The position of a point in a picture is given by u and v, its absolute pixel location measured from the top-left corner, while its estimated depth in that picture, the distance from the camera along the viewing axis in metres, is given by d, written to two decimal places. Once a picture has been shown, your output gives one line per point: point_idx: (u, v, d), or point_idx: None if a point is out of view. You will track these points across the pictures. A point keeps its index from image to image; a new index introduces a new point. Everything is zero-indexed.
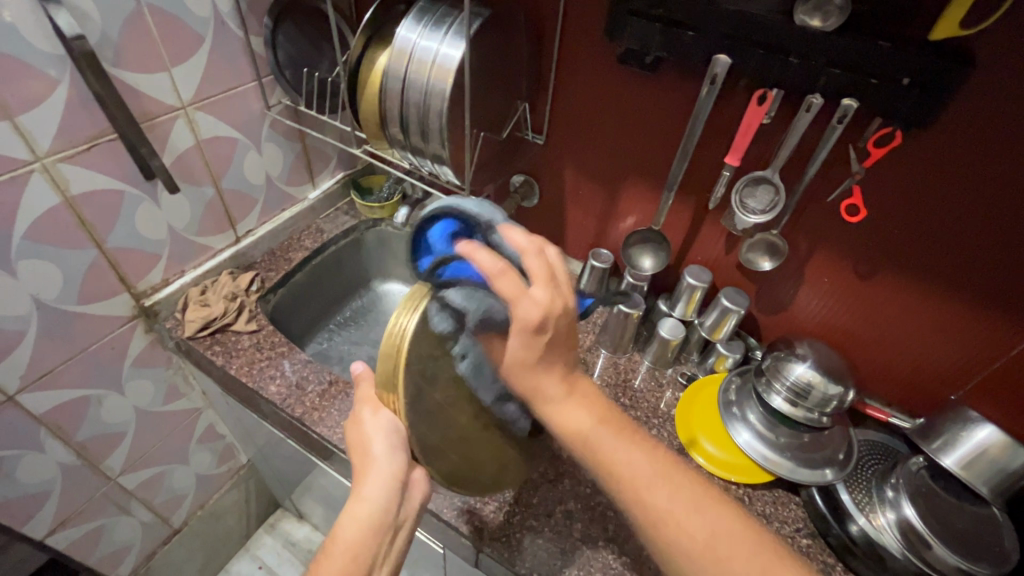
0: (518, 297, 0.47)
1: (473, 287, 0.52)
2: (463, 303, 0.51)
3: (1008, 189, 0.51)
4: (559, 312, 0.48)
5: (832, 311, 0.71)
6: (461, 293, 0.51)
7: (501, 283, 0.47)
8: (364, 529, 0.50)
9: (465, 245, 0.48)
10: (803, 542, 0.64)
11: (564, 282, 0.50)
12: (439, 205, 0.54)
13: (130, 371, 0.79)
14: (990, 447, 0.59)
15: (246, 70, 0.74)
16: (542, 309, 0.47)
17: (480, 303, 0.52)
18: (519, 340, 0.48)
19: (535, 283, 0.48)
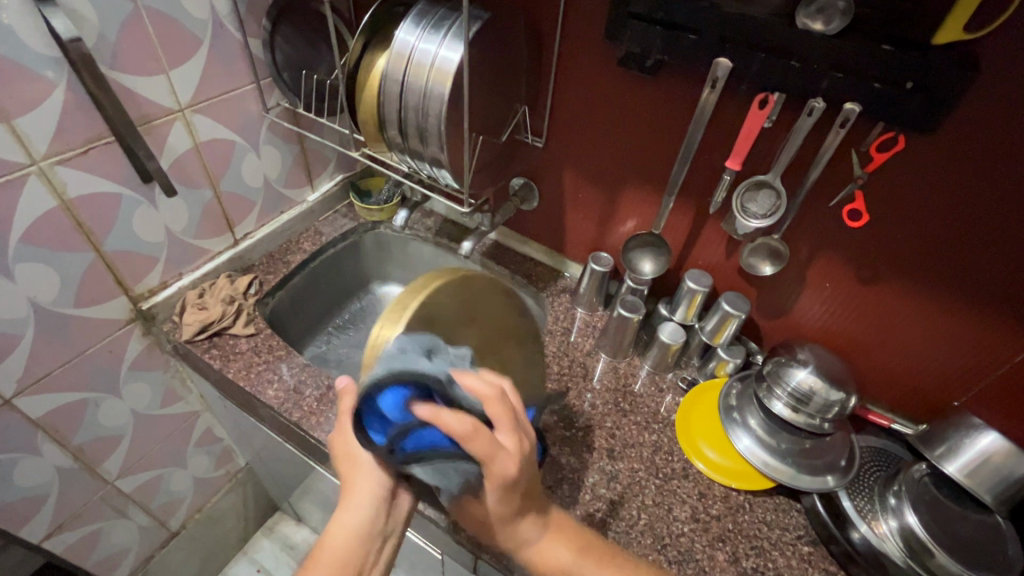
0: (493, 455, 0.45)
1: (460, 462, 0.48)
2: (438, 481, 0.48)
3: (1016, 194, 0.50)
4: (526, 457, 0.48)
5: (833, 316, 0.70)
6: (438, 471, 0.48)
7: (477, 443, 0.44)
8: (354, 539, 0.49)
9: (426, 409, 0.43)
10: (805, 549, 0.64)
11: (523, 420, 0.50)
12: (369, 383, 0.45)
13: (127, 374, 0.78)
14: (992, 455, 0.59)
15: (244, 72, 0.74)
16: (516, 466, 0.46)
17: (444, 478, 0.48)
18: (496, 498, 0.48)
19: (500, 426, 0.47)
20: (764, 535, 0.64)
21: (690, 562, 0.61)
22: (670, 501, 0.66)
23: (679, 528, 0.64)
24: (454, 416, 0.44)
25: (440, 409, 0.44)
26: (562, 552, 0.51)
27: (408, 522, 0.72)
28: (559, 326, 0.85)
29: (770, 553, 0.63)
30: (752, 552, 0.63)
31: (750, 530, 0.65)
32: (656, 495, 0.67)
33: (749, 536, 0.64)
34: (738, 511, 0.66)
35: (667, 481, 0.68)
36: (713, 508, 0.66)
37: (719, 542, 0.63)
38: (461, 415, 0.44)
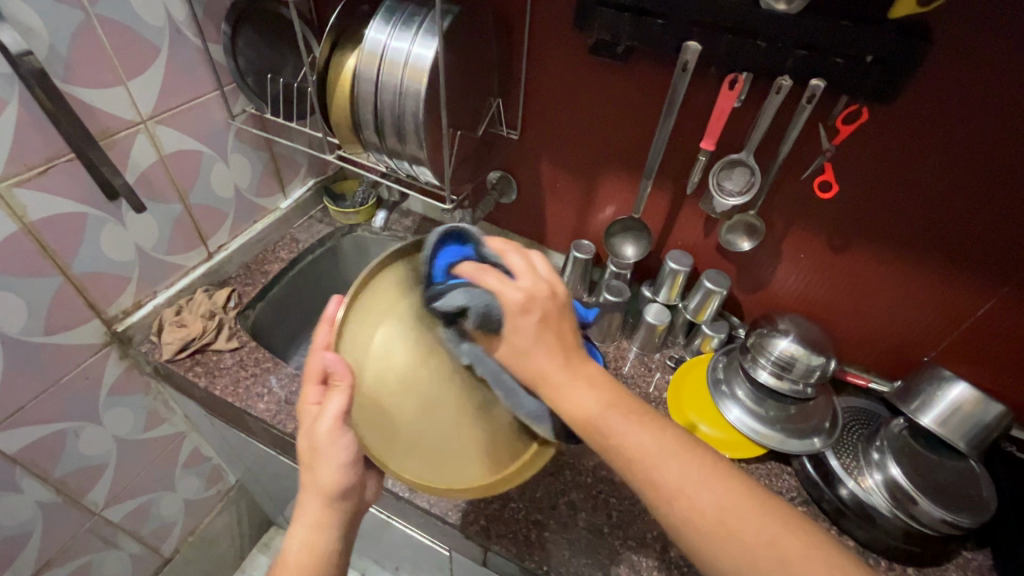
0: (522, 273, 0.45)
1: (476, 288, 0.43)
2: (464, 304, 0.42)
3: (978, 157, 0.53)
4: (550, 300, 0.45)
5: (807, 285, 0.73)
6: (456, 292, 0.43)
7: (508, 257, 0.47)
8: (309, 553, 0.48)
9: (472, 266, 0.44)
10: (799, 510, 0.67)
11: (546, 273, 0.47)
12: (444, 228, 0.46)
13: (107, 400, 0.75)
14: (962, 403, 0.63)
15: (206, 79, 0.71)
16: (524, 296, 0.43)
17: (476, 302, 0.42)
18: (529, 321, 0.43)
19: (521, 276, 0.45)
20: None
21: None
22: None
23: None
24: (515, 258, 0.47)
25: (501, 250, 0.48)
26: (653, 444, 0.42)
27: (412, 522, 0.72)
28: None
29: None
30: None
31: None
32: None
33: None
34: None
35: None
36: None
37: None
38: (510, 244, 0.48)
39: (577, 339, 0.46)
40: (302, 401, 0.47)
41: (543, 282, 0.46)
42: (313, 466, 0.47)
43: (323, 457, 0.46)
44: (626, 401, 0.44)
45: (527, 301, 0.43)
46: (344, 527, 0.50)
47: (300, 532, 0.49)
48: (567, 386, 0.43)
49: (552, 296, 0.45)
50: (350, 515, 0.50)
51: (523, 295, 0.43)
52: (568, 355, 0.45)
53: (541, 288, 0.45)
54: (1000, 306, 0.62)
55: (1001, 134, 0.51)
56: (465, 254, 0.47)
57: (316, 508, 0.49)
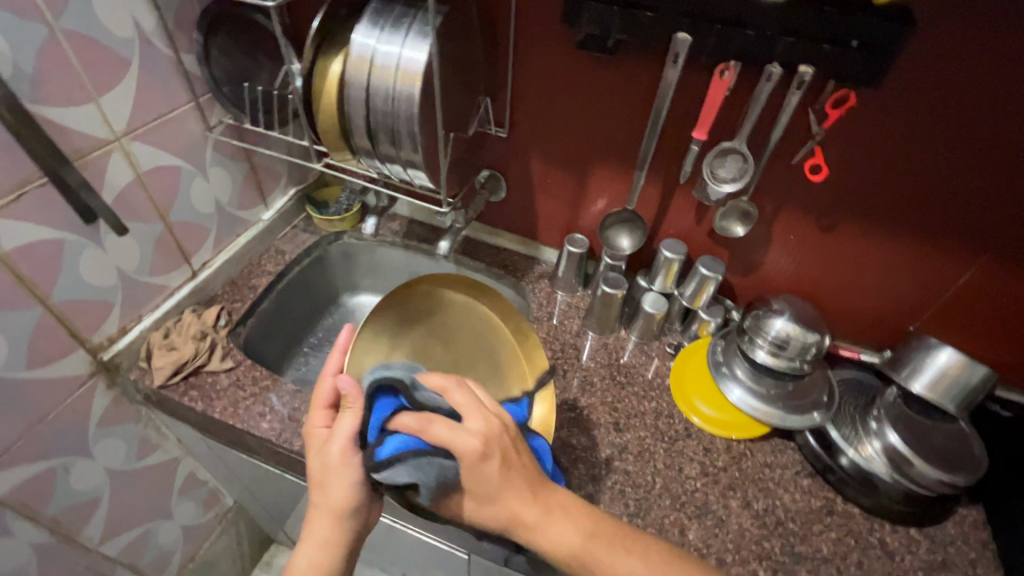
0: (457, 434, 0.47)
1: (430, 457, 0.48)
2: (414, 480, 0.47)
3: (967, 134, 0.55)
4: (498, 437, 0.49)
5: (798, 264, 0.75)
6: (402, 467, 0.47)
7: (432, 431, 0.47)
8: (314, 569, 0.50)
9: (414, 420, 0.48)
10: (805, 482, 0.69)
11: (491, 404, 0.52)
12: (374, 382, 0.51)
13: (97, 432, 0.72)
14: (950, 368, 0.66)
15: (179, 91, 0.68)
16: (478, 442, 0.47)
17: (424, 475, 0.47)
18: (486, 464, 0.47)
19: (470, 415, 0.49)
20: (768, 477, 0.69)
21: (707, 515, 0.64)
22: (680, 461, 0.69)
23: (693, 484, 0.67)
24: (458, 394, 0.50)
25: (440, 386, 0.51)
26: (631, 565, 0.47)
27: (428, 529, 0.72)
28: (543, 311, 0.86)
29: (777, 491, 0.67)
30: (761, 494, 0.67)
31: (755, 474, 0.69)
32: (666, 458, 0.69)
33: (755, 480, 0.68)
34: (741, 459, 0.70)
35: (673, 443, 0.71)
36: (719, 460, 0.70)
37: (730, 490, 0.67)
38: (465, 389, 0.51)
39: (540, 471, 0.51)
40: (314, 425, 0.53)
41: (495, 419, 0.50)
42: (324, 485, 0.51)
43: (335, 476, 0.50)
44: (602, 526, 0.50)
45: (484, 446, 0.47)
46: (350, 544, 0.52)
47: (307, 550, 0.51)
48: (544, 522, 0.48)
49: (502, 431, 0.49)
50: (353, 539, 0.53)
51: (476, 442, 0.47)
52: (535, 489, 0.49)
53: (493, 427, 0.49)
54: (979, 275, 0.66)
55: (989, 111, 0.53)
56: (399, 403, 0.52)
57: (326, 527, 0.51)
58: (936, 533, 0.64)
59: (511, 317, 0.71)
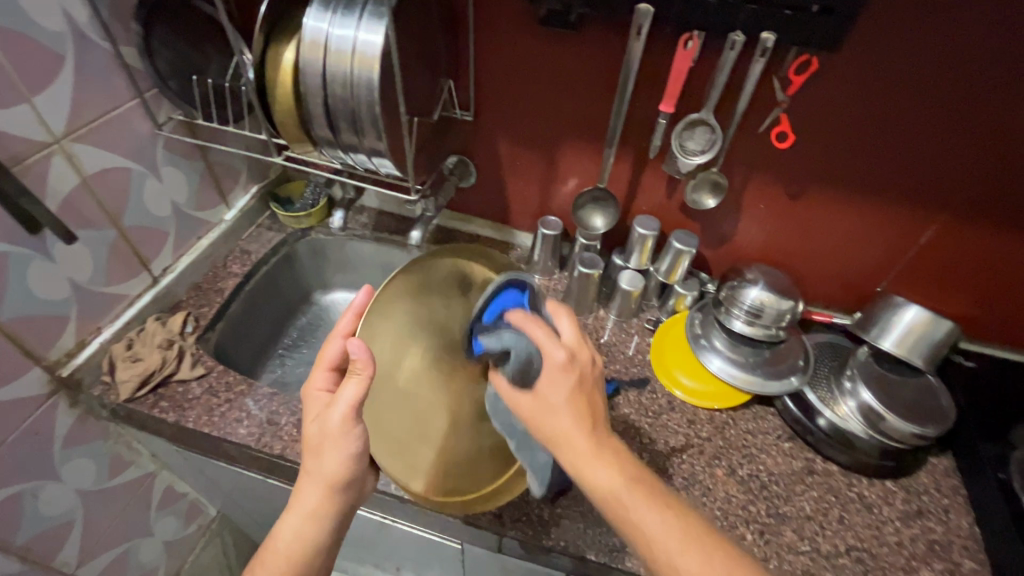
0: (547, 343, 0.48)
1: (519, 334, 0.48)
2: (504, 348, 0.47)
3: (929, 94, 0.57)
4: (580, 368, 0.50)
5: (769, 234, 0.77)
6: (505, 334, 0.48)
7: (534, 328, 0.48)
8: (298, 542, 0.50)
9: (518, 314, 0.48)
10: (786, 445, 0.70)
11: (591, 348, 0.52)
12: (507, 276, 0.51)
13: (63, 452, 0.69)
14: (916, 324, 0.70)
15: (122, 87, 0.64)
16: (562, 358, 0.48)
17: (506, 344, 0.47)
18: (562, 382, 0.48)
19: (567, 332, 0.51)
20: (750, 443, 0.70)
21: (695, 484, 0.65)
22: (665, 434, 0.70)
23: (678, 456, 0.68)
24: (565, 322, 0.51)
25: (552, 309, 0.52)
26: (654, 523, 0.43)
27: (420, 522, 0.71)
28: None
29: (759, 456, 0.69)
30: (744, 461, 0.68)
31: (738, 442, 0.70)
32: (651, 432, 0.70)
33: (738, 448, 0.70)
34: (724, 428, 0.71)
35: (657, 417, 0.72)
36: (702, 431, 0.71)
37: (715, 459, 0.68)
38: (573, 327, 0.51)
39: (599, 413, 0.50)
40: (313, 385, 0.52)
41: (586, 352, 0.51)
42: (320, 452, 0.50)
43: (332, 443, 0.49)
44: (647, 481, 0.47)
45: (568, 362, 0.49)
46: (338, 521, 0.52)
47: (294, 520, 0.50)
48: (588, 458, 0.47)
49: (586, 367, 0.50)
50: (342, 512, 0.52)
51: (562, 356, 0.48)
52: (596, 430, 0.49)
53: (580, 357, 0.50)
54: (939, 234, 0.68)
55: (951, 70, 0.55)
56: (519, 302, 0.51)
57: (316, 497, 0.50)
58: (910, 484, 0.67)
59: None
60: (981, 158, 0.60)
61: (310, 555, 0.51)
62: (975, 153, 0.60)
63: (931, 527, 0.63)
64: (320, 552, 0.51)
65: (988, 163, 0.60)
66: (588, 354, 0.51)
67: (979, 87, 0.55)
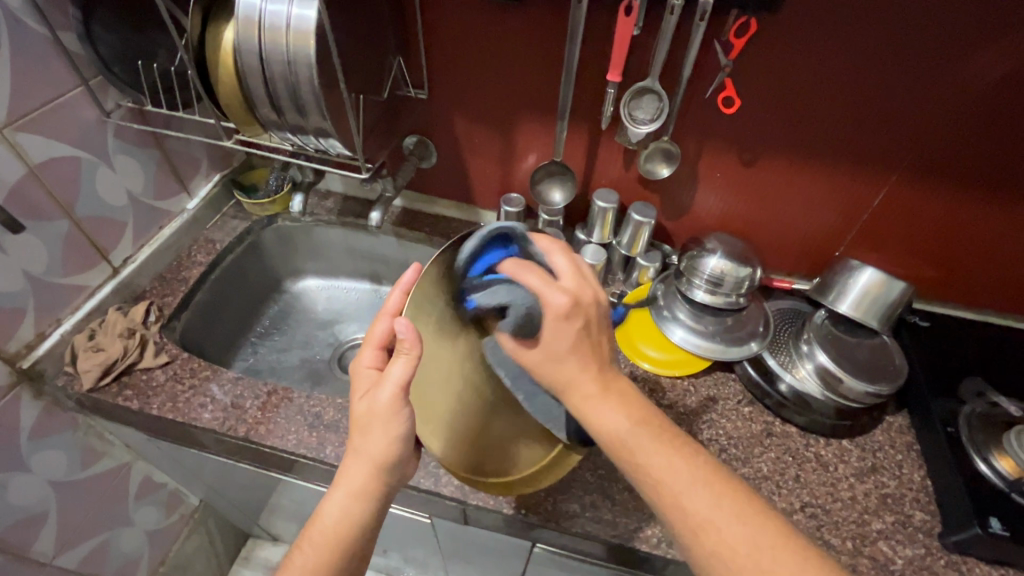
0: (545, 290, 0.45)
1: (515, 288, 0.46)
2: (500, 304, 0.46)
3: (880, 48, 0.57)
4: (587, 303, 0.46)
5: (728, 202, 0.77)
6: (498, 292, 0.46)
7: (524, 279, 0.45)
8: (344, 521, 0.48)
9: (511, 266, 0.46)
10: (746, 410, 0.71)
11: (590, 274, 0.49)
12: (494, 228, 0.47)
13: (30, 444, 0.69)
14: (871, 287, 0.70)
15: (64, 74, 0.64)
16: (568, 301, 0.45)
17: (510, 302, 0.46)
18: (556, 326, 0.45)
19: (565, 279, 0.47)
20: (711, 408, 0.71)
21: None
22: None
23: None
24: (560, 259, 0.48)
25: (546, 246, 0.49)
26: (660, 466, 0.44)
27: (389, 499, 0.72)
28: None
29: (719, 421, 0.70)
30: (705, 426, 0.69)
31: (699, 408, 0.71)
32: None
33: (700, 414, 0.71)
34: (686, 395, 0.72)
35: None
36: (664, 398, 0.72)
37: (676, 426, 0.69)
38: (570, 260, 0.48)
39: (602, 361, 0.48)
40: (360, 363, 0.49)
41: (588, 288, 0.47)
42: (367, 432, 0.47)
43: (380, 422, 0.46)
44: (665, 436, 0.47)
45: (570, 305, 0.45)
46: (383, 506, 0.50)
47: (339, 497, 0.49)
48: (599, 397, 0.46)
49: (592, 302, 0.47)
50: (385, 494, 0.50)
51: (565, 299, 0.44)
52: (601, 365, 0.48)
53: (585, 293, 0.47)
54: (892, 194, 0.69)
55: (899, 22, 0.55)
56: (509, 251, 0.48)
57: (362, 478, 0.48)
58: (866, 442, 0.68)
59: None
60: (932, 113, 0.60)
61: (353, 539, 0.49)
62: (926, 108, 0.60)
63: (885, 481, 0.65)
64: (366, 533, 0.50)
65: (937, 119, 0.60)
66: (590, 290, 0.47)
67: (927, 40, 0.55)
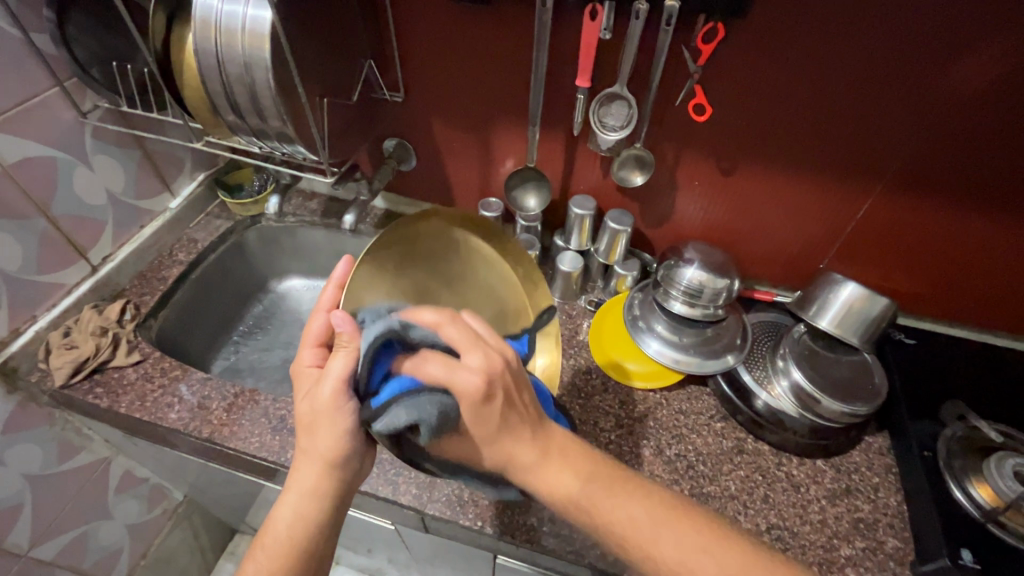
0: (452, 376, 0.41)
1: (426, 393, 0.42)
2: (411, 420, 0.41)
3: (859, 57, 0.54)
4: (500, 373, 0.42)
5: (708, 211, 0.75)
6: (399, 407, 0.41)
7: (427, 371, 0.41)
8: (299, 523, 0.47)
9: (409, 364, 0.43)
10: (717, 426, 0.69)
11: (491, 337, 0.45)
12: (371, 336, 0.43)
13: (4, 439, 0.70)
14: (854, 302, 0.67)
15: (39, 75, 0.64)
16: (481, 382, 0.41)
17: (416, 412, 0.41)
18: (473, 415, 0.42)
19: (469, 350, 0.42)
20: (682, 423, 0.69)
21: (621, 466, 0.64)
22: (595, 415, 0.69)
23: (606, 438, 0.67)
24: (451, 328, 0.43)
25: (428, 320, 0.44)
26: (567, 483, 0.43)
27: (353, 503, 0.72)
28: None
29: (689, 436, 0.68)
30: (674, 441, 0.67)
31: (669, 422, 0.69)
32: (582, 413, 0.69)
33: (669, 428, 0.69)
34: (657, 408, 0.70)
35: (589, 399, 0.71)
36: (634, 411, 0.70)
37: (643, 440, 0.67)
38: (462, 327, 0.44)
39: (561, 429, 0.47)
40: (302, 362, 0.49)
41: (495, 354, 0.43)
42: (313, 428, 0.46)
43: (325, 418, 0.46)
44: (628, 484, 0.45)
45: (483, 387, 0.41)
46: (334, 506, 0.48)
47: (291, 499, 0.47)
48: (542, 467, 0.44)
49: (504, 370, 0.43)
50: (342, 492, 0.49)
51: (477, 382, 0.41)
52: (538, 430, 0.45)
53: (493, 362, 0.42)
54: (876, 207, 0.66)
55: (878, 30, 0.52)
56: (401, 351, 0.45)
57: (312, 476, 0.47)
58: (841, 463, 0.66)
59: (521, 262, 0.67)
60: (915, 124, 0.58)
61: (308, 542, 0.47)
62: (909, 119, 0.57)
63: (858, 505, 0.62)
64: (323, 535, 0.48)
65: (921, 130, 0.58)
66: (499, 358, 0.43)
67: (908, 48, 0.53)
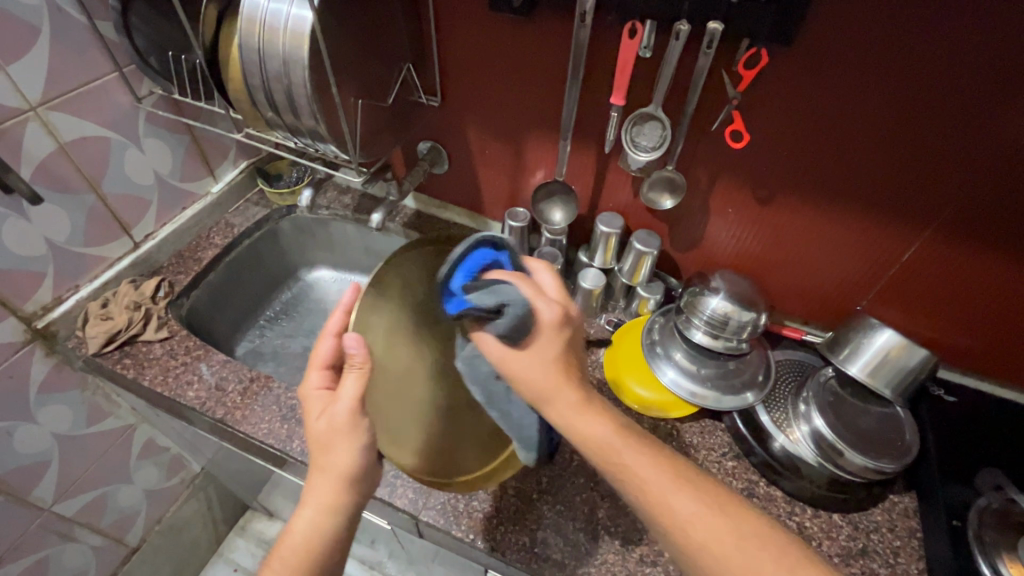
0: (540, 297, 0.45)
1: (510, 287, 0.44)
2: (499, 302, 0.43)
3: (913, 93, 0.51)
4: (571, 321, 0.47)
5: (740, 240, 0.72)
6: (500, 289, 0.43)
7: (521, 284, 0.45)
8: (313, 540, 0.46)
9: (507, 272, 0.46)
10: (729, 464, 0.66)
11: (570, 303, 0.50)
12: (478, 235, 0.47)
13: (39, 398, 0.74)
14: (890, 350, 0.63)
15: (100, 59, 0.68)
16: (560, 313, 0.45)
17: (505, 296, 0.43)
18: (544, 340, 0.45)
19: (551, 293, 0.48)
20: (691, 458, 0.67)
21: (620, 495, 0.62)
22: None
23: None
24: (544, 276, 0.50)
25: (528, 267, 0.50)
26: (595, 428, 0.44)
27: None
28: None
29: None
30: None
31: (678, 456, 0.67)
32: None
33: None
34: (666, 440, 0.68)
35: None
36: None
37: None
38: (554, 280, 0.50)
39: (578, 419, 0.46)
40: (309, 387, 0.49)
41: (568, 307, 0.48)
42: (328, 448, 0.46)
43: (341, 437, 0.46)
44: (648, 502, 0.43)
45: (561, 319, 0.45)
46: None
47: (308, 513, 0.46)
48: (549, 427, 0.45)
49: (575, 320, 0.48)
50: (358, 509, 0.48)
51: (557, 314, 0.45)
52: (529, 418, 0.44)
53: (569, 308, 0.47)
54: (923, 251, 0.62)
55: (930, 70, 0.49)
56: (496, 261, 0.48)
57: (330, 491, 0.46)
58: (860, 520, 0.61)
59: None
60: (973, 167, 0.53)
61: (321, 558, 0.46)
62: (967, 161, 0.53)
63: (874, 568, 0.58)
64: (339, 551, 0.47)
65: (979, 175, 0.54)
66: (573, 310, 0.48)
67: (970, 88, 0.49)
